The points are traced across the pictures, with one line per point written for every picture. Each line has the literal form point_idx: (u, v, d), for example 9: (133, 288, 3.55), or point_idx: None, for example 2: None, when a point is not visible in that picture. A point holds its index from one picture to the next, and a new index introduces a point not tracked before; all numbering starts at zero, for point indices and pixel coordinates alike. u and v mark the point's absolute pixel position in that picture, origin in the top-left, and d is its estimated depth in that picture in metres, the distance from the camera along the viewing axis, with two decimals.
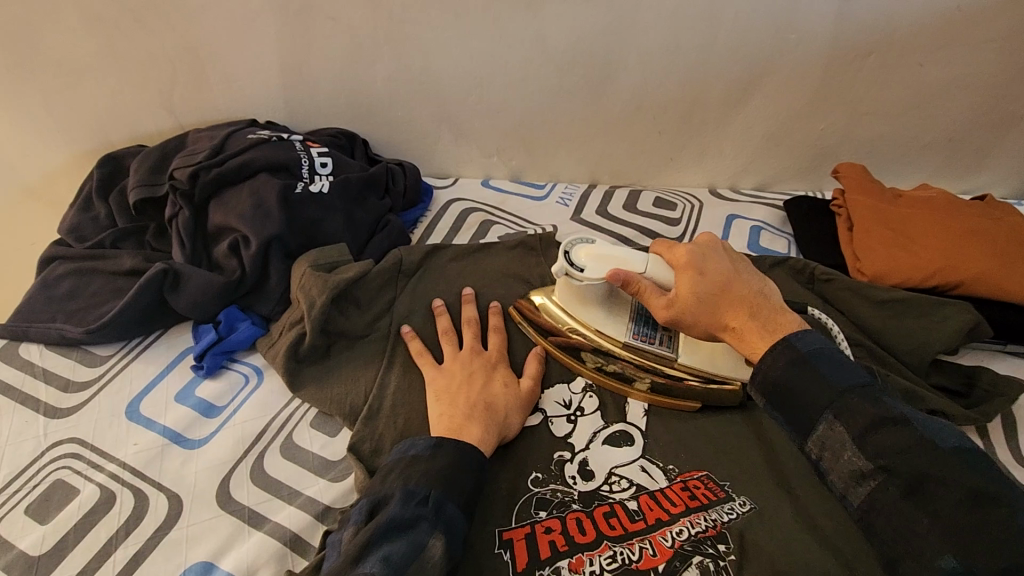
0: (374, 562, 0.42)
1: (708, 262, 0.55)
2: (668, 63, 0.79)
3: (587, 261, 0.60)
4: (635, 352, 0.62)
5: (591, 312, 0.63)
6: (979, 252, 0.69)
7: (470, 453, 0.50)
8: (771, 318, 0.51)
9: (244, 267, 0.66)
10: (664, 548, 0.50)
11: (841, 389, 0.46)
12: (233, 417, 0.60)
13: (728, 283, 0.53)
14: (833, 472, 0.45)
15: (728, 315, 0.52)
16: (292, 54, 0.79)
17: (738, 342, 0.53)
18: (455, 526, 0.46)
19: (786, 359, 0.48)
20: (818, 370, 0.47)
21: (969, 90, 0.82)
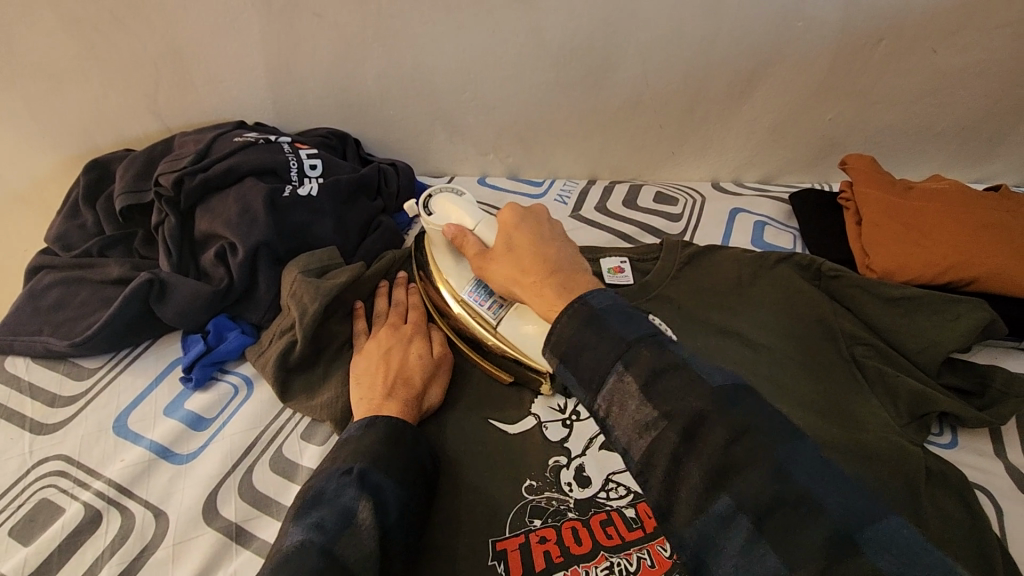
0: (302, 532, 0.41)
1: (525, 223, 0.54)
2: (669, 55, 0.76)
3: (440, 207, 0.64)
4: (467, 310, 0.61)
5: (442, 261, 0.64)
6: (995, 245, 0.66)
7: (398, 425, 0.51)
8: (568, 278, 0.48)
9: (232, 275, 0.64)
10: (662, 559, 0.49)
11: (627, 340, 0.40)
12: (222, 430, 0.58)
13: (535, 242, 0.52)
14: (620, 422, 0.39)
15: (528, 271, 0.50)
16: (280, 53, 0.76)
17: (534, 302, 0.50)
18: (384, 491, 0.45)
19: (574, 316, 0.43)
20: (606, 325, 0.41)
21: (984, 76, 0.78)
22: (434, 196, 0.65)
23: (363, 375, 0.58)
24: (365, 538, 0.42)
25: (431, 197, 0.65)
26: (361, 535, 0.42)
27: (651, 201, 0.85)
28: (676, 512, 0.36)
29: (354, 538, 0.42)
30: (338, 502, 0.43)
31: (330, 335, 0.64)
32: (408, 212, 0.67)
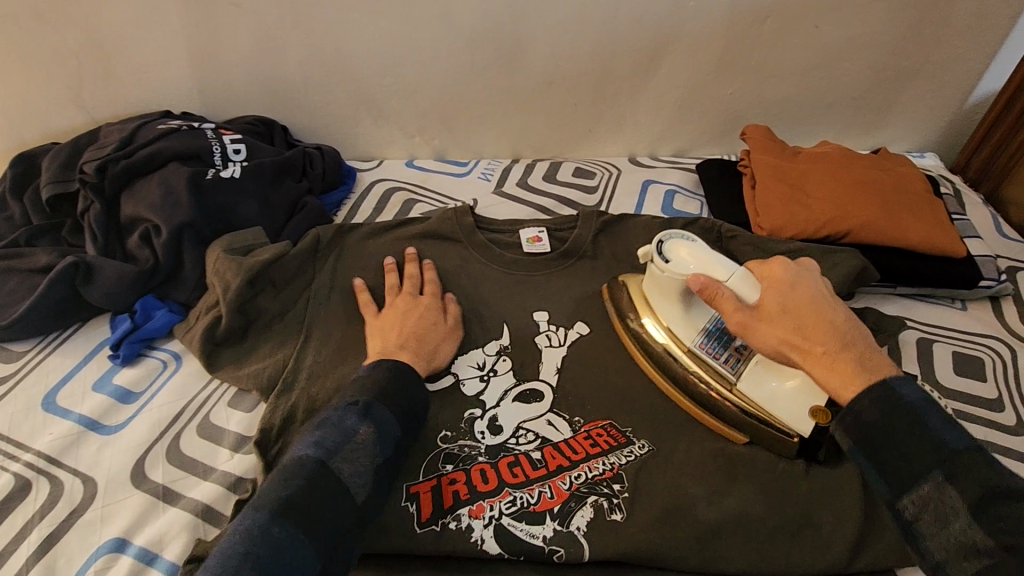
0: (307, 445, 0.48)
1: (804, 282, 0.52)
2: (577, 35, 0.81)
3: (678, 256, 0.59)
4: (699, 361, 0.59)
5: (667, 309, 0.62)
6: (868, 202, 0.73)
7: (403, 370, 0.56)
8: (863, 354, 0.47)
9: (157, 256, 0.66)
10: (561, 491, 0.55)
11: (950, 450, 0.41)
12: (150, 402, 0.61)
13: (818, 305, 0.50)
14: (935, 542, 0.40)
15: (813, 338, 0.49)
16: (200, 42, 0.79)
17: (819, 373, 0.48)
18: (384, 423, 0.51)
19: (882, 406, 0.44)
20: (925, 422, 0.42)
21: (865, 48, 0.85)
22: (664, 241, 0.61)
23: (377, 334, 0.64)
24: (363, 455, 0.49)
25: (661, 241, 0.61)
26: (358, 452, 0.49)
27: (569, 177, 0.90)
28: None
29: (352, 455, 0.48)
30: (341, 425, 0.50)
31: (258, 310, 0.67)
32: (638, 255, 0.62)
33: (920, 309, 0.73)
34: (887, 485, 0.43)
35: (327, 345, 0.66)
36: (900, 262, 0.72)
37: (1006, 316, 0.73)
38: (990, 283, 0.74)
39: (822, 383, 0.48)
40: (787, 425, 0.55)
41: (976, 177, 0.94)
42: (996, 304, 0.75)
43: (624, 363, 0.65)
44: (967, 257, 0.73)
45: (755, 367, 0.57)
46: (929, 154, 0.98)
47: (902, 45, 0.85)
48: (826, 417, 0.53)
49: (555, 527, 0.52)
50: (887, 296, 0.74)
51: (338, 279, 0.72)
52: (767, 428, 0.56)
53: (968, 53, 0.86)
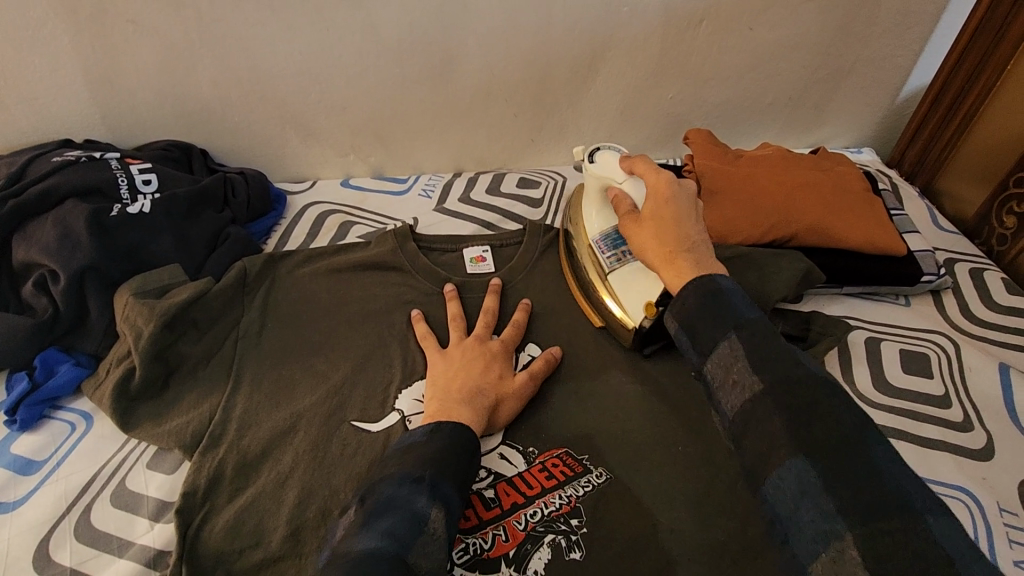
0: (374, 539, 0.41)
1: (679, 196, 0.55)
2: (510, 43, 0.78)
3: (600, 159, 0.65)
4: (591, 252, 0.67)
5: (589, 208, 0.69)
6: (811, 203, 0.73)
7: (464, 436, 0.49)
8: (701, 258, 0.50)
9: (56, 305, 0.60)
10: (516, 532, 0.51)
11: (742, 321, 0.43)
12: (55, 470, 0.55)
13: (675, 210, 0.53)
14: (724, 397, 0.41)
15: (670, 243, 0.51)
16: (98, 63, 0.72)
17: (665, 271, 0.51)
18: (452, 504, 0.45)
19: (699, 287, 0.46)
20: (727, 303, 0.44)
21: (798, 48, 0.85)
22: (599, 148, 0.66)
23: (439, 377, 0.58)
24: (437, 546, 0.42)
25: (596, 147, 0.66)
26: (431, 546, 0.42)
27: (513, 188, 0.87)
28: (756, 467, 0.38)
29: (425, 548, 0.41)
30: (409, 507, 0.43)
31: (179, 356, 0.61)
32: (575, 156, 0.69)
33: (867, 309, 0.73)
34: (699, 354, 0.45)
35: (259, 389, 0.60)
36: (845, 262, 0.72)
37: (948, 310, 0.74)
38: (931, 277, 0.74)
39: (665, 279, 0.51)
40: (627, 317, 0.62)
41: (911, 170, 0.95)
42: (938, 297, 0.76)
43: (577, 384, 0.63)
44: (909, 255, 0.74)
45: (627, 269, 0.64)
46: (866, 149, 0.99)
47: (833, 44, 0.85)
48: (653, 315, 0.59)
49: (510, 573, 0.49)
50: (835, 295, 0.75)
51: (268, 314, 0.67)
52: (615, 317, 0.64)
53: (898, 50, 0.87)
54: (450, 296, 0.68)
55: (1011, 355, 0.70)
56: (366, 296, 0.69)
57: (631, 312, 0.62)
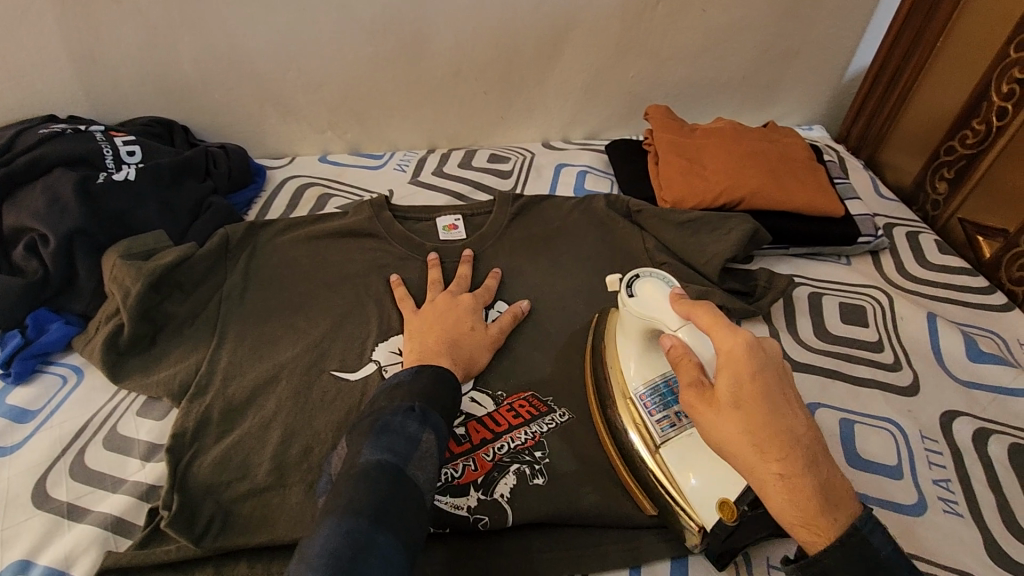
0: (376, 453, 0.44)
1: (770, 372, 0.40)
2: (478, 24, 0.82)
3: (646, 296, 0.54)
4: (631, 409, 0.54)
5: (625, 349, 0.57)
6: (758, 170, 0.79)
7: (445, 375, 0.53)
8: (828, 484, 0.38)
9: (46, 266, 0.63)
10: (484, 463, 0.56)
11: (872, 560, 0.37)
12: (50, 419, 0.58)
13: (773, 392, 0.40)
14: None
15: (777, 454, 0.38)
16: (81, 40, 0.75)
17: (779, 499, 0.38)
18: (441, 431, 0.48)
19: (848, 559, 0.37)
20: (868, 547, 0.37)
21: (749, 30, 0.91)
22: (640, 275, 0.55)
23: (416, 333, 0.62)
24: (430, 463, 0.46)
25: (634, 275, 0.55)
26: (425, 462, 0.45)
27: (484, 162, 0.92)
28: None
29: (421, 463, 0.45)
30: (404, 431, 0.46)
31: (166, 315, 0.64)
32: (610, 287, 0.57)
33: (811, 268, 0.79)
34: None
35: (242, 344, 0.64)
36: (790, 224, 0.78)
37: (884, 267, 0.81)
38: (869, 239, 0.81)
39: (775, 509, 0.39)
40: (693, 510, 0.48)
41: (857, 145, 1.02)
42: (876, 257, 0.82)
43: (542, 337, 0.68)
44: (846, 217, 0.80)
45: (685, 440, 0.51)
46: (816, 126, 1.06)
47: (781, 26, 0.91)
48: (732, 516, 0.45)
49: (479, 496, 0.54)
50: (783, 256, 0.80)
51: (251, 278, 0.71)
52: (677, 512, 0.50)
53: (842, 32, 0.93)
54: (432, 263, 0.72)
55: (940, 306, 0.76)
56: (344, 260, 0.73)
57: (699, 514, 0.48)
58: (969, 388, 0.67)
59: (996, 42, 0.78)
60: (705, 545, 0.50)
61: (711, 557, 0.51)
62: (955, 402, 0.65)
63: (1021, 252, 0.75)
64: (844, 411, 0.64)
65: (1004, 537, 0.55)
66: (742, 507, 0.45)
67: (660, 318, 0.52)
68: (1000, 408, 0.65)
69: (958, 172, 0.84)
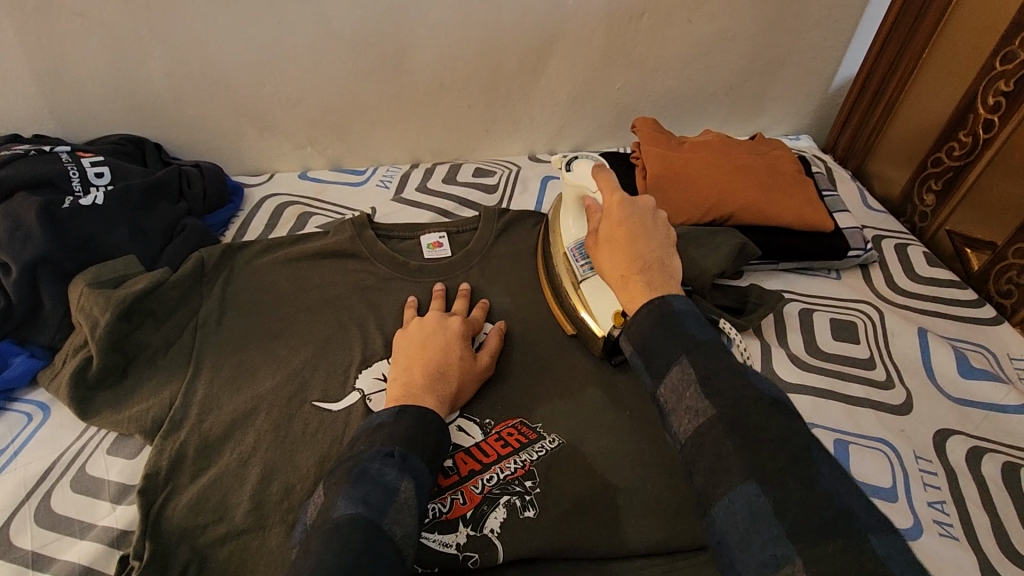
0: (350, 505, 0.42)
1: (635, 215, 0.53)
2: (460, 36, 0.80)
3: (578, 169, 0.66)
4: (564, 258, 0.67)
5: (566, 215, 0.69)
6: (746, 184, 0.78)
7: (429, 417, 0.51)
8: (656, 277, 0.49)
9: (10, 296, 0.60)
10: (473, 495, 0.54)
11: (695, 343, 0.42)
12: (14, 459, 0.55)
13: (630, 227, 0.53)
14: (674, 415, 0.41)
15: (622, 262, 0.51)
16: (46, 55, 0.72)
17: (621, 293, 0.50)
18: (422, 477, 0.46)
19: (653, 310, 0.46)
20: (681, 325, 0.44)
21: (735, 40, 0.90)
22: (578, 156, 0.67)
23: (404, 362, 0.58)
24: (410, 514, 0.43)
25: (574, 157, 0.67)
26: (404, 512, 0.43)
27: (469, 177, 0.90)
28: (706, 490, 0.37)
29: (399, 516, 0.43)
30: (381, 481, 0.44)
31: (138, 345, 0.62)
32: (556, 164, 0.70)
33: (801, 283, 0.79)
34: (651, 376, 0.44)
35: (220, 374, 0.62)
36: (779, 238, 0.77)
37: (874, 281, 0.80)
38: (859, 252, 0.80)
39: (620, 297, 0.50)
40: (598, 322, 0.62)
41: (845, 154, 1.02)
42: (866, 271, 0.82)
43: (531, 360, 0.66)
44: (835, 231, 0.80)
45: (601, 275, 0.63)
46: (804, 136, 1.05)
47: (767, 36, 0.91)
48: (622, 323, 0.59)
49: (468, 532, 0.52)
50: (772, 271, 0.80)
51: (228, 303, 0.68)
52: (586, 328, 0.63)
53: (827, 42, 0.93)
54: (437, 292, 0.68)
55: (930, 320, 0.76)
56: (326, 282, 0.71)
57: (601, 323, 0.62)
58: (961, 405, 0.66)
59: (982, 53, 0.78)
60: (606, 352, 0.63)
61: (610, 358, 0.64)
62: (948, 419, 0.65)
63: (1010, 264, 0.76)
64: (838, 432, 0.63)
65: (999, 559, 0.55)
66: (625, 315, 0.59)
67: (587, 186, 0.64)
68: (992, 425, 0.64)
69: (946, 184, 0.83)
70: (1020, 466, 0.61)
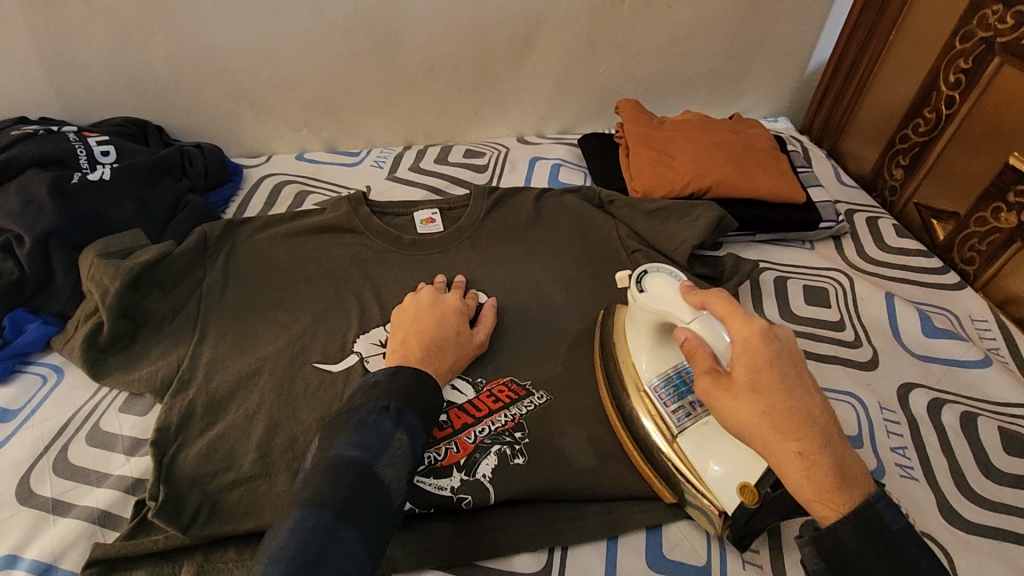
0: (349, 449, 0.45)
1: (785, 359, 0.42)
2: (450, 21, 0.84)
3: (654, 288, 0.55)
4: (648, 402, 0.56)
5: (637, 343, 0.59)
6: (724, 160, 0.82)
7: (425, 377, 0.54)
8: (844, 462, 0.40)
9: (22, 267, 0.63)
10: (466, 445, 0.58)
11: (914, 569, 0.39)
12: (31, 418, 0.59)
13: (783, 375, 0.41)
14: None
15: (788, 430, 0.40)
16: (51, 40, 0.75)
17: (796, 476, 0.40)
18: (416, 430, 0.49)
19: (862, 530, 0.39)
20: (898, 544, 0.39)
21: (714, 25, 0.94)
22: (647, 272, 0.56)
23: (402, 337, 0.61)
24: (402, 461, 0.47)
25: (643, 271, 0.56)
26: (396, 460, 0.47)
27: (460, 157, 0.94)
28: None
29: (391, 461, 0.46)
30: (378, 429, 0.47)
31: (145, 313, 0.65)
32: (619, 283, 0.60)
33: (777, 253, 0.83)
34: None
35: (224, 339, 0.65)
36: (755, 211, 0.81)
37: (846, 251, 0.84)
38: (830, 224, 0.84)
39: (793, 489, 0.40)
40: (713, 494, 0.50)
41: (820, 135, 1.06)
42: (838, 242, 0.86)
43: (520, 323, 0.70)
44: (808, 204, 0.84)
45: (702, 428, 0.53)
46: (782, 118, 1.10)
47: (745, 21, 0.95)
48: (754, 499, 0.47)
49: (462, 477, 0.55)
50: (750, 243, 0.84)
51: (230, 275, 0.71)
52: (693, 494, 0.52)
53: (802, 26, 0.97)
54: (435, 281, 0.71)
55: (897, 286, 0.80)
56: (324, 255, 0.75)
57: (720, 499, 0.50)
58: (924, 361, 0.70)
59: (943, 33, 0.82)
60: (725, 529, 0.51)
61: (733, 538, 0.52)
62: (912, 374, 0.69)
63: (971, 233, 0.80)
64: None
65: (954, 496, 0.59)
66: (762, 488, 0.47)
67: (668, 312, 0.53)
68: (953, 379, 0.69)
69: (913, 159, 0.88)
70: (978, 415, 0.65)
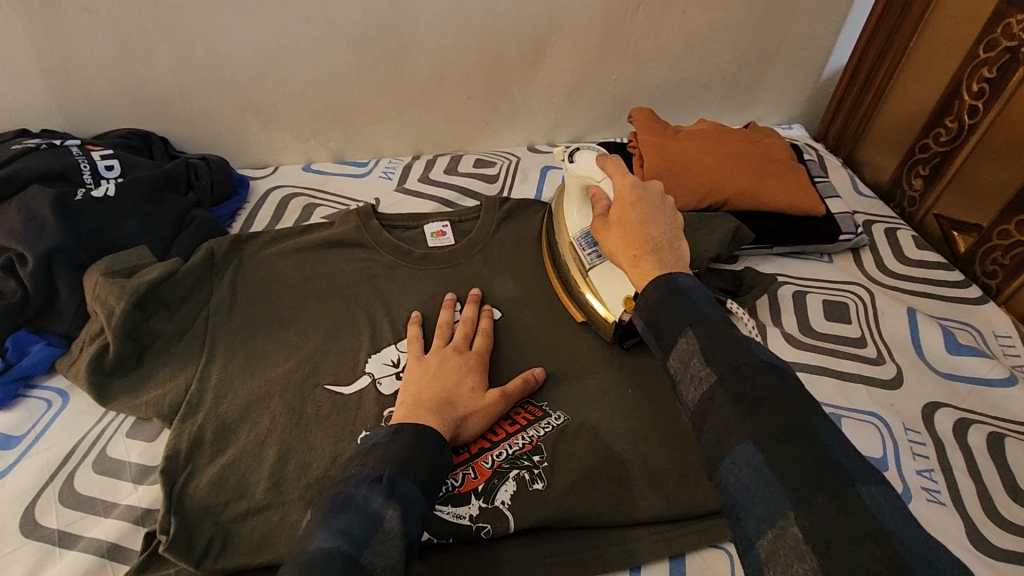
0: (330, 537, 0.40)
1: (646, 199, 0.55)
2: (460, 27, 0.82)
3: (583, 160, 0.70)
4: (572, 251, 0.69)
5: (569, 207, 0.72)
6: (741, 172, 0.81)
7: (427, 433, 0.48)
8: (666, 256, 0.51)
9: (26, 287, 0.61)
10: (484, 470, 0.56)
11: (703, 317, 0.44)
12: (35, 444, 0.57)
13: (640, 209, 0.54)
14: (682, 383, 0.43)
15: (633, 241, 0.53)
16: (53, 50, 0.73)
17: (631, 270, 0.52)
18: (413, 501, 0.43)
19: (666, 290, 0.47)
20: (690, 301, 0.46)
21: (729, 31, 0.92)
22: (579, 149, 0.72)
23: (414, 380, 0.58)
24: (395, 546, 0.40)
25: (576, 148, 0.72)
26: (387, 542, 0.40)
27: (470, 168, 0.92)
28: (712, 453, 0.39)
29: (381, 548, 0.40)
30: (366, 508, 0.41)
31: (151, 334, 0.63)
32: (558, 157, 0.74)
33: (795, 267, 0.81)
34: (662, 351, 0.46)
35: (232, 359, 0.63)
36: (771, 223, 0.80)
37: (865, 265, 0.83)
38: (849, 237, 0.83)
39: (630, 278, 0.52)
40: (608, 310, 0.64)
41: (835, 143, 1.04)
42: (857, 254, 0.84)
43: (534, 340, 0.68)
44: (827, 216, 0.82)
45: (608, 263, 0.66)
46: (796, 125, 1.08)
47: (760, 28, 0.93)
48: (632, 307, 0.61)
49: (480, 505, 0.54)
50: (767, 256, 0.82)
51: (238, 294, 0.70)
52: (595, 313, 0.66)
53: (818, 32, 0.95)
54: (448, 303, 0.68)
55: (919, 301, 0.78)
56: (333, 271, 0.73)
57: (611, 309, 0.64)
58: (949, 379, 0.69)
59: (965, 41, 0.80)
60: (615, 336, 0.65)
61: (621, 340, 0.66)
62: (936, 393, 0.67)
63: (994, 246, 0.78)
64: (830, 406, 0.66)
65: (982, 521, 0.57)
66: None
67: (590, 176, 0.69)
68: (979, 399, 0.67)
69: (933, 169, 0.86)
70: (1004, 436, 0.64)
